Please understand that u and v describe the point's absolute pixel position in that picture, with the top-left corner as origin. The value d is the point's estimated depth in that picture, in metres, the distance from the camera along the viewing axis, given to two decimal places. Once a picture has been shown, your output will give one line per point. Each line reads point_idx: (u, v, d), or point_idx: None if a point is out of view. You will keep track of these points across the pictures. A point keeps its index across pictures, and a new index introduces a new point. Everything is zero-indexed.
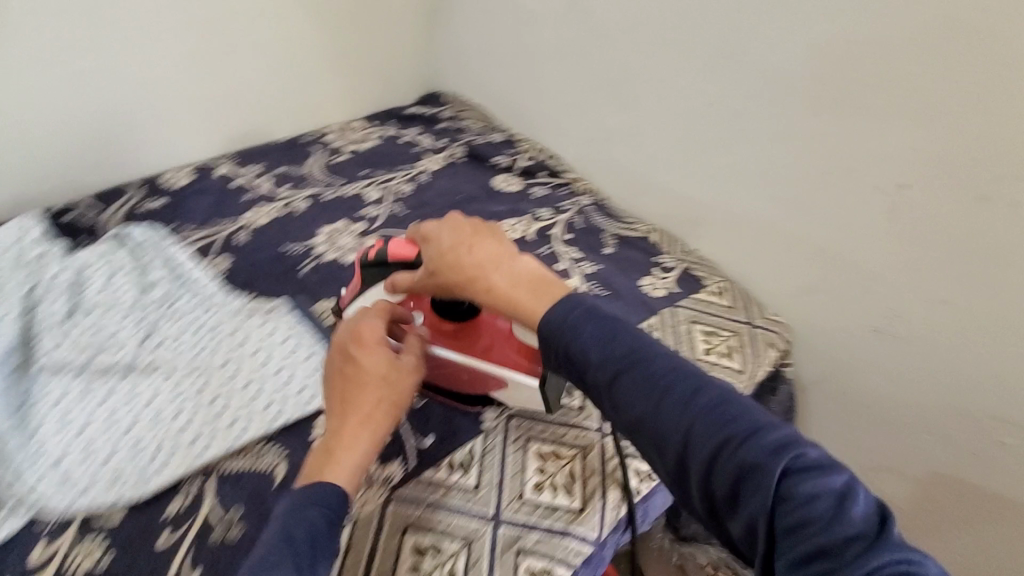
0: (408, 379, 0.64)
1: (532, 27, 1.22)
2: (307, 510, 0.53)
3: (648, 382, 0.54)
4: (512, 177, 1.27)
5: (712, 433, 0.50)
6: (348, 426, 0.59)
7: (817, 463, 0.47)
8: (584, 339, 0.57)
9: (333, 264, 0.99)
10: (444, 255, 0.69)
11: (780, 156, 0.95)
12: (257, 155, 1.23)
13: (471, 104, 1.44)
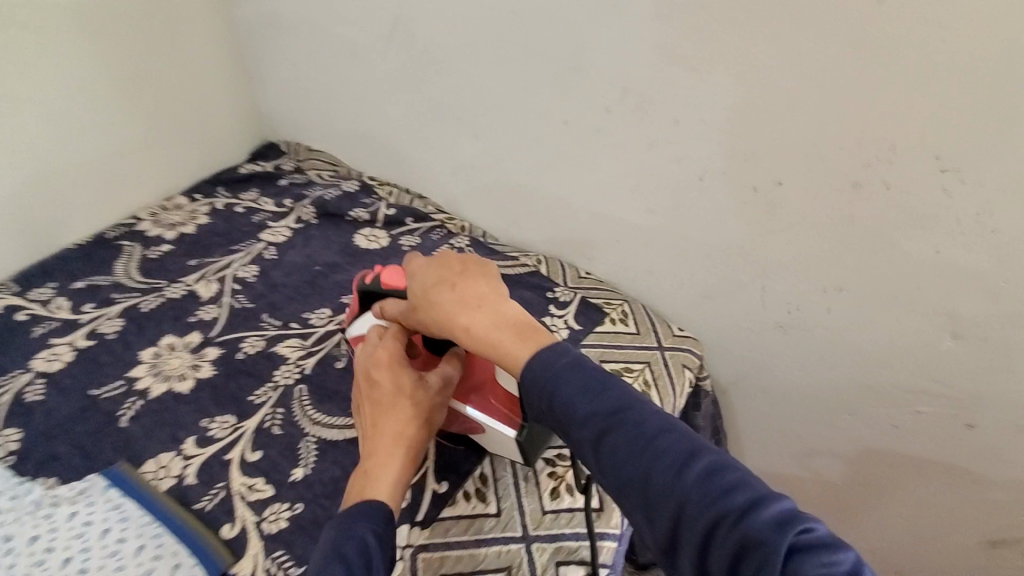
0: (435, 394, 0.63)
1: (363, 68, 1.05)
2: (352, 529, 0.51)
3: (634, 442, 0.48)
4: (375, 230, 1.11)
5: (706, 503, 0.44)
6: (383, 444, 0.58)
7: (820, 539, 0.41)
8: (570, 394, 0.51)
9: (162, 401, 0.79)
10: (423, 291, 0.63)
11: (670, 174, 0.86)
12: (43, 274, 0.99)
13: (317, 153, 1.25)
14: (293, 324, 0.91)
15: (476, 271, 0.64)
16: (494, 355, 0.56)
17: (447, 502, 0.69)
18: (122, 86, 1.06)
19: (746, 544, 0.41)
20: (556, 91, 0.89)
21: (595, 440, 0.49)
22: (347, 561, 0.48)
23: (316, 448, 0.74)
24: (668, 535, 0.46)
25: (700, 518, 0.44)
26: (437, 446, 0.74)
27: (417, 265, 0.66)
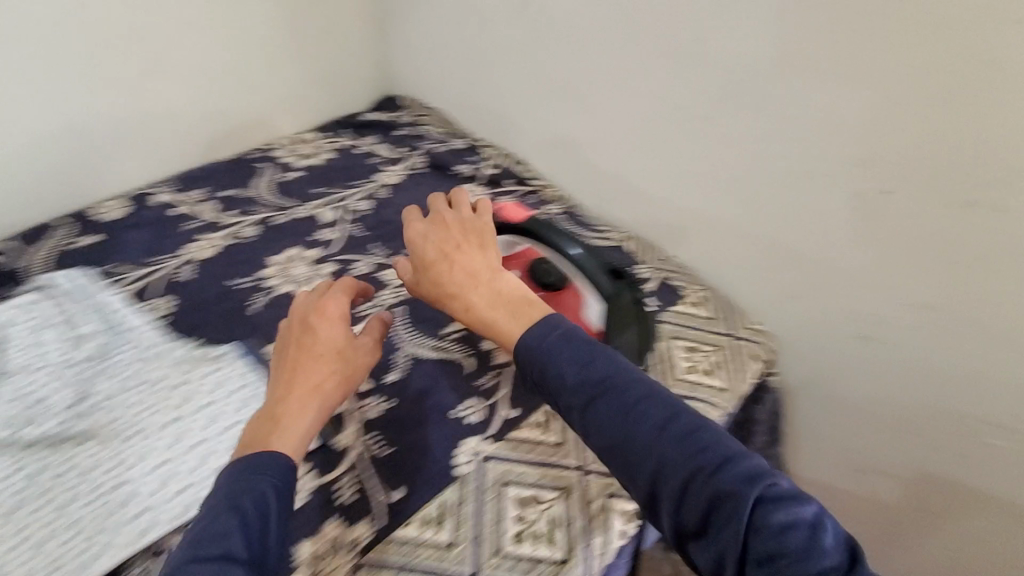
0: (360, 361, 0.69)
1: (498, 34, 1.14)
2: (253, 480, 0.54)
3: (617, 408, 0.52)
4: (476, 187, 1.19)
5: (683, 462, 0.50)
6: (295, 396, 0.63)
7: (788, 493, 0.48)
8: (562, 363, 0.54)
9: (286, 298, 0.92)
10: (419, 260, 0.68)
11: (778, 168, 0.89)
12: (195, 178, 1.13)
13: (432, 110, 1.35)
14: (398, 255, 1.02)
15: (472, 247, 0.68)
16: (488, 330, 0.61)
17: (514, 426, 0.78)
18: (279, 26, 1.20)
19: (717, 496, 0.48)
20: (680, 76, 0.93)
21: (581, 407, 0.53)
22: (242, 516, 0.51)
23: (409, 360, 0.84)
24: (647, 491, 0.50)
25: (679, 476, 0.49)
26: (511, 380, 0.83)
27: (412, 232, 0.70)
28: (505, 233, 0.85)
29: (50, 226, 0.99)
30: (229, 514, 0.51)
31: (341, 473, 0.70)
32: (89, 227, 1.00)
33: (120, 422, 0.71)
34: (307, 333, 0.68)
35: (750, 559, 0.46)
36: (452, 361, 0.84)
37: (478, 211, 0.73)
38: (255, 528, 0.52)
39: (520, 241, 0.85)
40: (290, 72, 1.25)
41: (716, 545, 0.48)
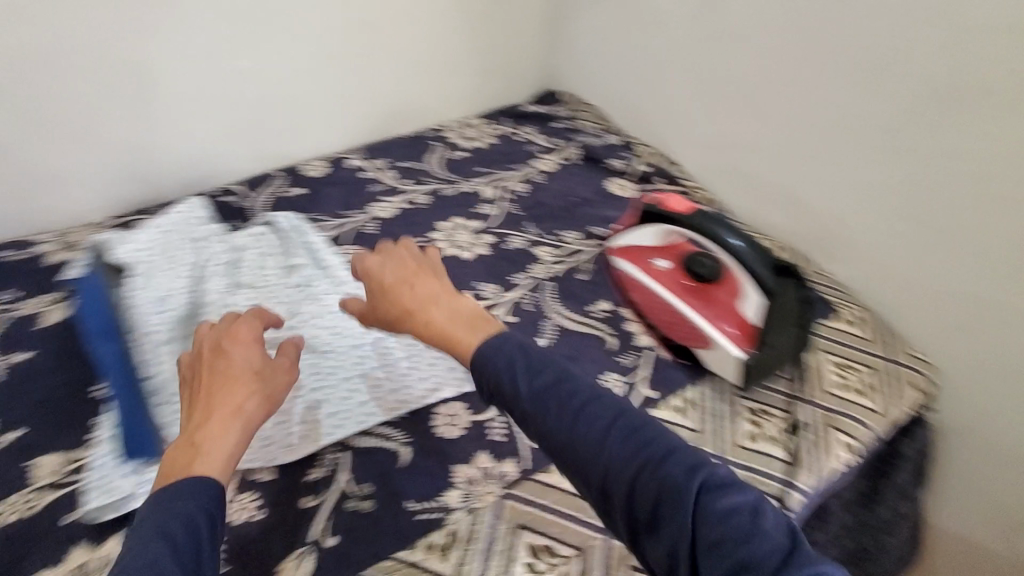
0: (281, 379, 0.64)
1: (678, 37, 1.17)
2: (178, 506, 0.50)
3: (564, 410, 0.52)
4: (627, 181, 1.22)
5: (630, 458, 0.49)
6: (215, 417, 0.57)
7: (729, 482, 0.49)
8: (513, 370, 0.54)
9: (452, 261, 1.03)
10: (372, 288, 0.65)
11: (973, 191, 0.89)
12: (378, 149, 1.28)
13: (589, 105, 1.41)
14: (550, 236, 1.09)
15: (424, 271, 0.66)
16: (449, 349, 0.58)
17: (654, 405, 0.81)
18: (469, 18, 1.30)
19: (664, 488, 0.47)
20: (880, 92, 0.94)
21: (531, 413, 0.52)
22: (170, 542, 0.48)
23: (555, 328, 0.91)
24: (599, 492, 0.50)
25: (626, 471, 0.49)
26: (650, 363, 0.86)
27: (369, 262, 0.66)
28: (668, 223, 0.89)
29: (269, 175, 1.18)
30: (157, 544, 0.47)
31: (494, 415, 0.78)
32: (295, 182, 1.17)
33: (323, 339, 0.83)
34: (218, 359, 0.61)
35: (700, 548, 0.46)
36: (595, 336, 0.89)
37: (428, 251, 0.71)
38: (187, 552, 0.48)
39: (684, 233, 0.88)
40: (470, 63, 1.36)
41: (668, 538, 0.47)
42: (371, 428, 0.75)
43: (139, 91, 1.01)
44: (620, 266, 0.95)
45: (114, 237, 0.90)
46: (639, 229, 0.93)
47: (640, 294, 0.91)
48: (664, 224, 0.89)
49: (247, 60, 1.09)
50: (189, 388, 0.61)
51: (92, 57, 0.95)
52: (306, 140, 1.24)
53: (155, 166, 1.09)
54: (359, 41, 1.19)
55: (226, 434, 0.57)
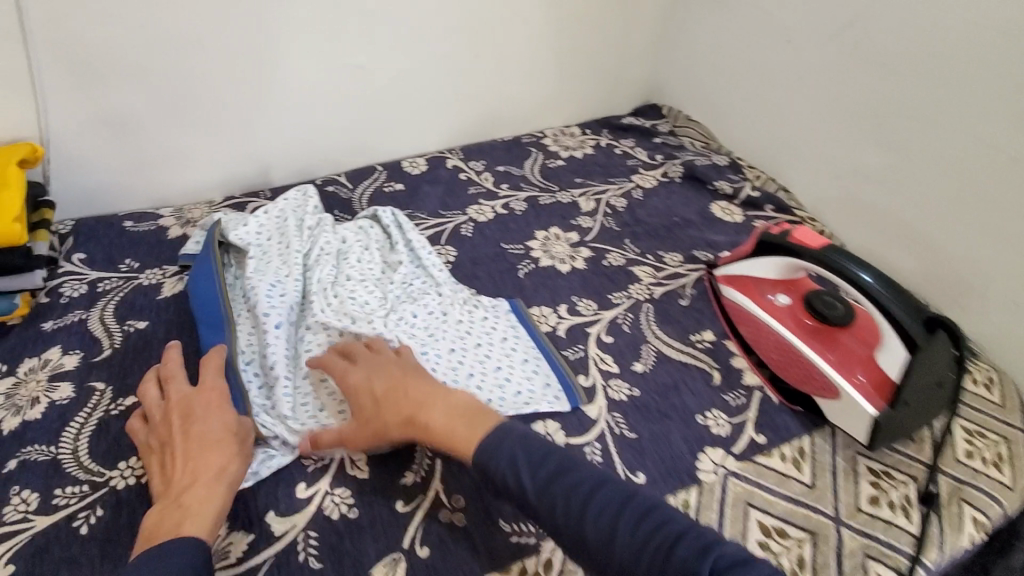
0: (254, 438, 0.68)
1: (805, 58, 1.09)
2: (170, 561, 0.53)
3: (572, 499, 0.56)
4: (732, 206, 1.16)
5: (642, 545, 0.52)
6: (201, 478, 0.60)
7: (741, 559, 0.51)
8: (519, 466, 0.58)
9: (548, 272, 1.00)
10: (360, 399, 0.68)
11: None
12: (476, 152, 1.27)
13: (694, 122, 1.35)
14: (649, 256, 1.04)
15: (412, 373, 0.70)
16: (453, 448, 0.62)
17: (762, 451, 0.75)
18: (578, 27, 1.27)
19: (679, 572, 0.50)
20: None
21: (539, 509, 0.56)
22: None
23: (654, 355, 0.86)
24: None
25: (637, 557, 0.52)
26: (758, 404, 0.80)
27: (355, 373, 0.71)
28: (798, 257, 0.81)
29: (371, 169, 1.20)
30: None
31: (591, 440, 0.75)
32: (395, 178, 1.18)
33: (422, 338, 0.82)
34: (194, 423, 0.65)
35: None
36: (699, 368, 0.84)
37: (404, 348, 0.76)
38: None
39: (813, 268, 0.80)
40: (576, 72, 1.34)
41: None
42: None
43: (260, 80, 1.04)
44: (730, 296, 0.90)
45: (230, 217, 0.93)
46: (760, 259, 0.86)
47: (752, 329, 0.85)
48: (791, 257, 0.82)
49: (362, 57, 1.11)
50: (166, 454, 0.64)
51: (225, 47, 0.99)
52: (409, 137, 1.25)
53: (266, 153, 1.12)
54: (470, 44, 1.19)
55: (211, 493, 0.60)
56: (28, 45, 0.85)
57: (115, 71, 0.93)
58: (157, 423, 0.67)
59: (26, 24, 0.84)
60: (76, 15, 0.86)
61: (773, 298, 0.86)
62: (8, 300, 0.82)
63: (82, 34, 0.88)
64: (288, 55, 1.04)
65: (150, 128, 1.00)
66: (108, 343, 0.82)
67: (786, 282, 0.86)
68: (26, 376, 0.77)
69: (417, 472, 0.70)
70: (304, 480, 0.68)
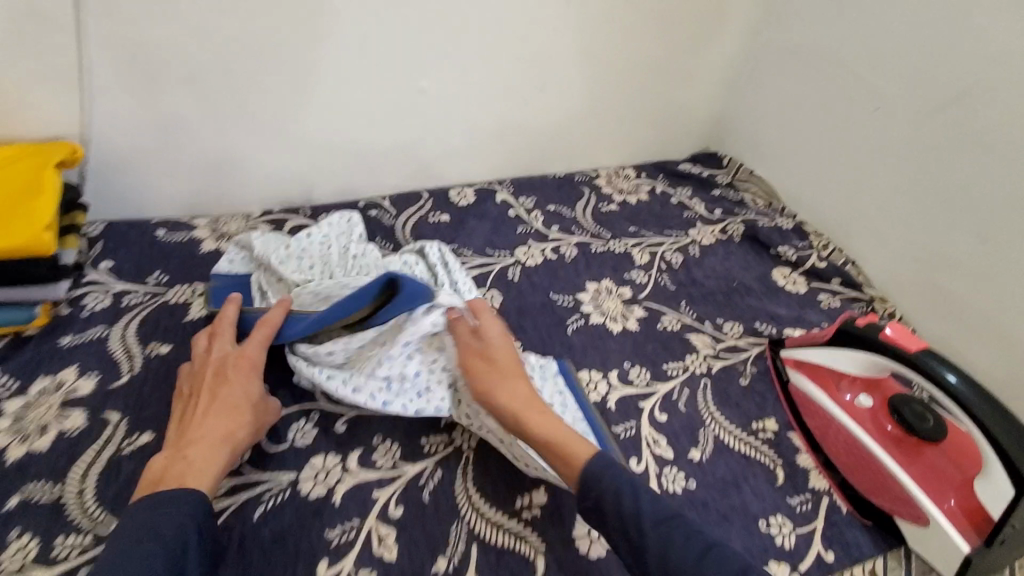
0: (268, 412, 0.69)
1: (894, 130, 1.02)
2: (165, 512, 0.54)
3: (689, 546, 0.52)
4: (795, 274, 1.09)
5: None
6: (211, 436, 0.61)
7: None
8: (632, 497, 0.55)
9: (598, 331, 0.93)
10: (502, 354, 0.69)
11: None
12: (527, 186, 1.21)
13: (757, 177, 1.28)
14: (707, 323, 0.97)
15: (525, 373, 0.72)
16: (569, 443, 0.62)
17: (830, 572, 0.67)
18: (649, 68, 1.21)
19: None
20: None
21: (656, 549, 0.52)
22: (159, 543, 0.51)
23: (713, 442, 0.79)
24: None
25: None
26: (825, 513, 0.73)
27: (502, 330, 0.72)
28: (883, 356, 0.74)
29: (417, 195, 1.14)
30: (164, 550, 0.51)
31: None
32: (441, 207, 1.12)
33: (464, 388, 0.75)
34: (223, 381, 0.66)
35: None
36: (761, 464, 0.77)
37: None
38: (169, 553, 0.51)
39: (899, 369, 0.73)
40: (638, 114, 1.27)
41: None
42: (504, 520, 0.67)
43: (314, 98, 0.98)
44: (801, 386, 0.83)
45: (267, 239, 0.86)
46: (838, 350, 0.79)
47: (824, 427, 0.79)
48: (875, 354, 0.75)
49: (420, 81, 1.04)
50: (190, 402, 0.66)
51: (281, 61, 0.93)
52: (459, 165, 1.18)
53: (310, 170, 1.06)
54: (536, 76, 1.12)
55: (216, 455, 0.61)
56: (82, 41, 0.80)
57: (168, 75, 0.87)
58: (190, 370, 0.70)
59: (82, 20, 0.79)
60: (135, 15, 0.81)
61: (852, 397, 0.80)
62: (27, 310, 0.77)
63: (138, 34, 0.82)
64: (348, 72, 0.98)
65: (195, 135, 0.94)
66: (128, 367, 0.77)
67: (868, 380, 0.80)
68: (38, 397, 0.72)
69: (450, 559, 0.63)
70: (327, 557, 0.61)
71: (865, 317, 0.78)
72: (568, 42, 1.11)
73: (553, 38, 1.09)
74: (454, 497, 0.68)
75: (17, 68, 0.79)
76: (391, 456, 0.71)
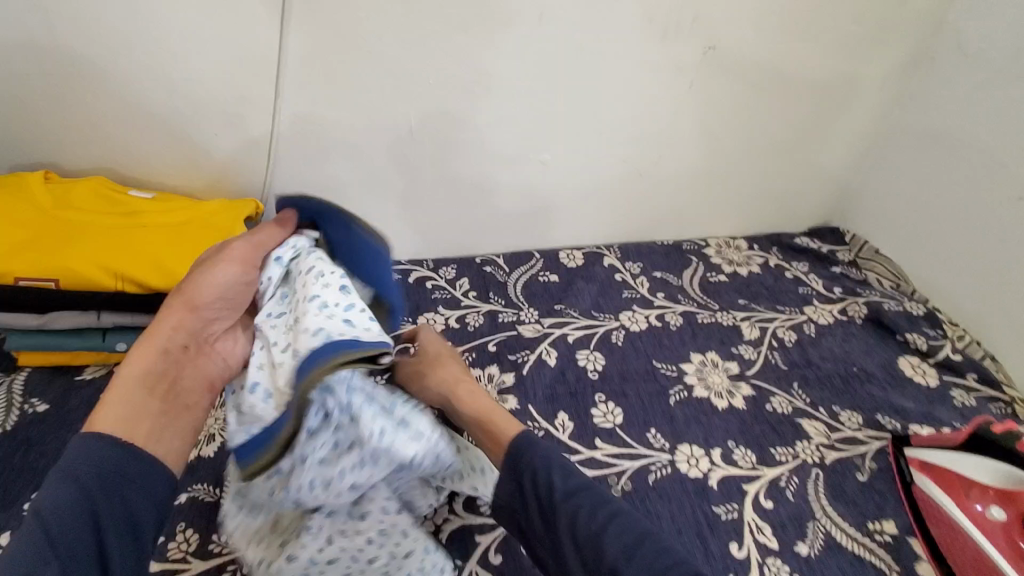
0: (218, 291, 0.67)
1: None
2: (80, 452, 0.55)
3: (587, 525, 0.60)
4: (925, 365, 1.03)
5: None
6: (150, 352, 0.64)
7: None
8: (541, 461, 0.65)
9: (702, 405, 0.92)
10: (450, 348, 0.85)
11: None
12: (636, 253, 1.24)
13: (883, 258, 1.24)
14: (821, 409, 0.94)
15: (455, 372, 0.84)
16: (501, 422, 0.71)
17: None
18: (772, 145, 1.21)
19: None
20: None
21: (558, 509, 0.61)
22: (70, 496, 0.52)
23: (823, 538, 0.77)
24: None
25: None
26: None
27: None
28: None
29: (530, 255, 1.21)
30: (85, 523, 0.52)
31: None
32: (552, 268, 1.18)
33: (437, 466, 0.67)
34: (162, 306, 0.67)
35: None
36: (877, 570, 0.74)
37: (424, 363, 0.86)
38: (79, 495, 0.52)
39: None
40: (757, 188, 1.27)
41: None
42: None
43: (449, 166, 1.09)
44: (930, 493, 0.79)
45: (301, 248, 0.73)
46: (972, 456, 0.80)
47: (951, 537, 0.76)
48: (1016, 466, 0.77)
49: (546, 153, 1.12)
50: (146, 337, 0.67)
51: (425, 136, 1.04)
52: (570, 230, 1.24)
53: (437, 229, 1.17)
54: (655, 150, 1.16)
55: (150, 368, 0.63)
56: (275, 122, 0.97)
57: (336, 147, 1.02)
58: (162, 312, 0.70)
59: (278, 105, 0.96)
60: (319, 98, 0.96)
61: (983, 507, 0.78)
62: None
63: (320, 116, 0.98)
64: (484, 146, 1.08)
65: (350, 197, 1.09)
66: None
67: (1002, 492, 0.78)
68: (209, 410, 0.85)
69: None
70: None
71: (1005, 425, 0.80)
72: (689, 120, 1.13)
73: (676, 118, 1.13)
74: None
75: (225, 142, 0.97)
76: None
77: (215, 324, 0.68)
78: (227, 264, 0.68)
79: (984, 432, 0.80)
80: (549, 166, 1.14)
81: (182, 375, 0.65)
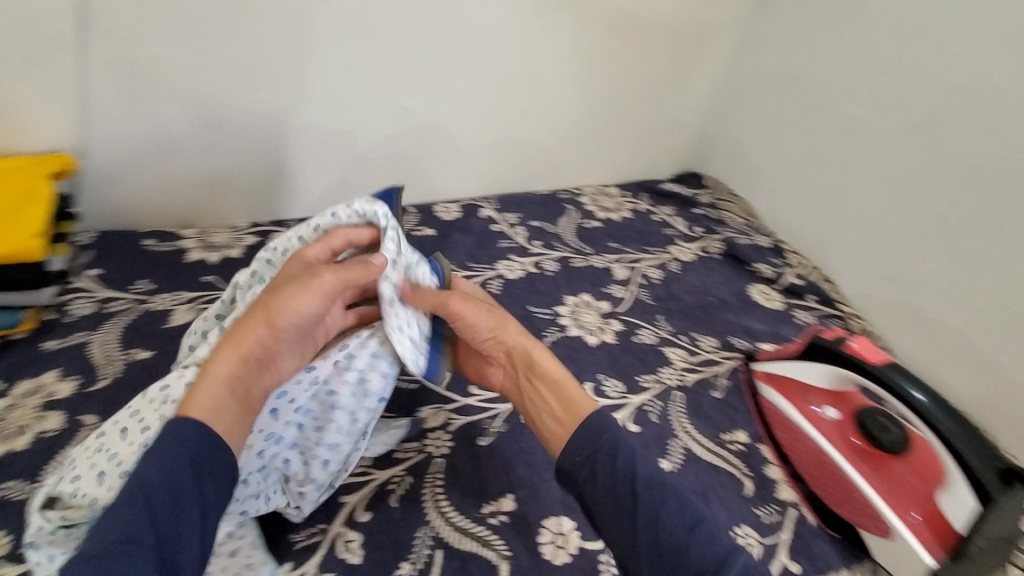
0: (303, 314, 0.60)
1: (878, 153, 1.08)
2: (164, 447, 0.52)
3: (652, 510, 0.59)
4: (773, 291, 1.13)
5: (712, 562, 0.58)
6: (228, 360, 0.58)
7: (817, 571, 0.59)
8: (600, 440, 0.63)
9: (575, 344, 0.94)
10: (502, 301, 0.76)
11: None
12: (512, 203, 1.23)
13: (738, 198, 1.34)
14: (683, 337, 1.00)
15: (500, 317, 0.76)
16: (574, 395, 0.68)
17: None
18: (637, 92, 1.25)
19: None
20: None
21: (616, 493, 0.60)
22: (166, 481, 0.50)
23: (682, 452, 0.81)
24: None
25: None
26: (792, 525, 0.78)
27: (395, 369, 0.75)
28: (851, 371, 0.81)
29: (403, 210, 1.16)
30: (173, 509, 0.50)
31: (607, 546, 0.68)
32: (426, 223, 1.13)
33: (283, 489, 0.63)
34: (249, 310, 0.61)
35: None
36: (728, 474, 0.81)
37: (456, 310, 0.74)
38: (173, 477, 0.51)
39: (864, 382, 0.80)
40: (625, 136, 1.30)
41: None
42: (438, 523, 0.67)
43: (305, 116, 1.00)
44: (773, 401, 0.89)
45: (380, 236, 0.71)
46: (810, 364, 0.85)
47: (793, 441, 0.85)
48: (848, 369, 0.82)
49: (412, 100, 1.06)
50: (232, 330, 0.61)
51: (274, 83, 0.95)
52: (445, 183, 1.20)
53: (295, 187, 1.07)
54: (524, 98, 1.15)
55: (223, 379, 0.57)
56: (81, 61, 0.82)
57: (164, 94, 0.89)
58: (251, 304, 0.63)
59: (86, 41, 0.81)
60: (138, 36, 0.83)
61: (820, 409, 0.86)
62: (9, 316, 0.76)
63: (141, 55, 0.85)
64: (343, 92, 1.00)
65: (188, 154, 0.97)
66: (106, 373, 0.77)
67: (836, 394, 0.85)
68: (20, 399, 0.72)
69: (417, 560, 0.63)
70: (290, 559, 0.61)
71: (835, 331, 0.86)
72: (557, 67, 1.14)
73: (543, 66, 1.12)
74: (421, 504, 0.68)
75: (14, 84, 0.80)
76: (361, 462, 0.72)
77: (290, 343, 0.61)
78: (317, 291, 0.61)
79: (817, 340, 0.85)
80: (415, 115, 1.08)
81: (256, 384, 0.59)
